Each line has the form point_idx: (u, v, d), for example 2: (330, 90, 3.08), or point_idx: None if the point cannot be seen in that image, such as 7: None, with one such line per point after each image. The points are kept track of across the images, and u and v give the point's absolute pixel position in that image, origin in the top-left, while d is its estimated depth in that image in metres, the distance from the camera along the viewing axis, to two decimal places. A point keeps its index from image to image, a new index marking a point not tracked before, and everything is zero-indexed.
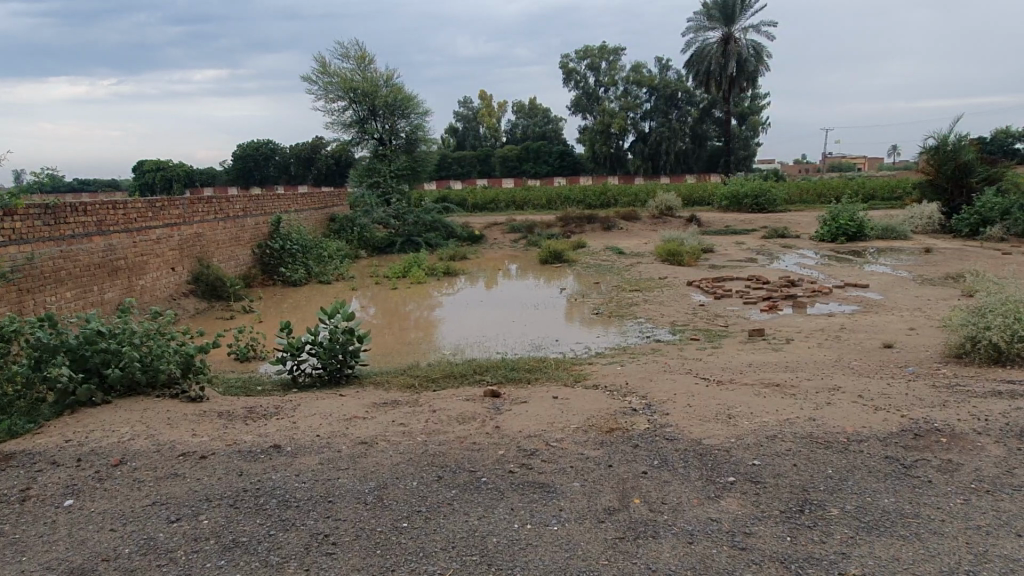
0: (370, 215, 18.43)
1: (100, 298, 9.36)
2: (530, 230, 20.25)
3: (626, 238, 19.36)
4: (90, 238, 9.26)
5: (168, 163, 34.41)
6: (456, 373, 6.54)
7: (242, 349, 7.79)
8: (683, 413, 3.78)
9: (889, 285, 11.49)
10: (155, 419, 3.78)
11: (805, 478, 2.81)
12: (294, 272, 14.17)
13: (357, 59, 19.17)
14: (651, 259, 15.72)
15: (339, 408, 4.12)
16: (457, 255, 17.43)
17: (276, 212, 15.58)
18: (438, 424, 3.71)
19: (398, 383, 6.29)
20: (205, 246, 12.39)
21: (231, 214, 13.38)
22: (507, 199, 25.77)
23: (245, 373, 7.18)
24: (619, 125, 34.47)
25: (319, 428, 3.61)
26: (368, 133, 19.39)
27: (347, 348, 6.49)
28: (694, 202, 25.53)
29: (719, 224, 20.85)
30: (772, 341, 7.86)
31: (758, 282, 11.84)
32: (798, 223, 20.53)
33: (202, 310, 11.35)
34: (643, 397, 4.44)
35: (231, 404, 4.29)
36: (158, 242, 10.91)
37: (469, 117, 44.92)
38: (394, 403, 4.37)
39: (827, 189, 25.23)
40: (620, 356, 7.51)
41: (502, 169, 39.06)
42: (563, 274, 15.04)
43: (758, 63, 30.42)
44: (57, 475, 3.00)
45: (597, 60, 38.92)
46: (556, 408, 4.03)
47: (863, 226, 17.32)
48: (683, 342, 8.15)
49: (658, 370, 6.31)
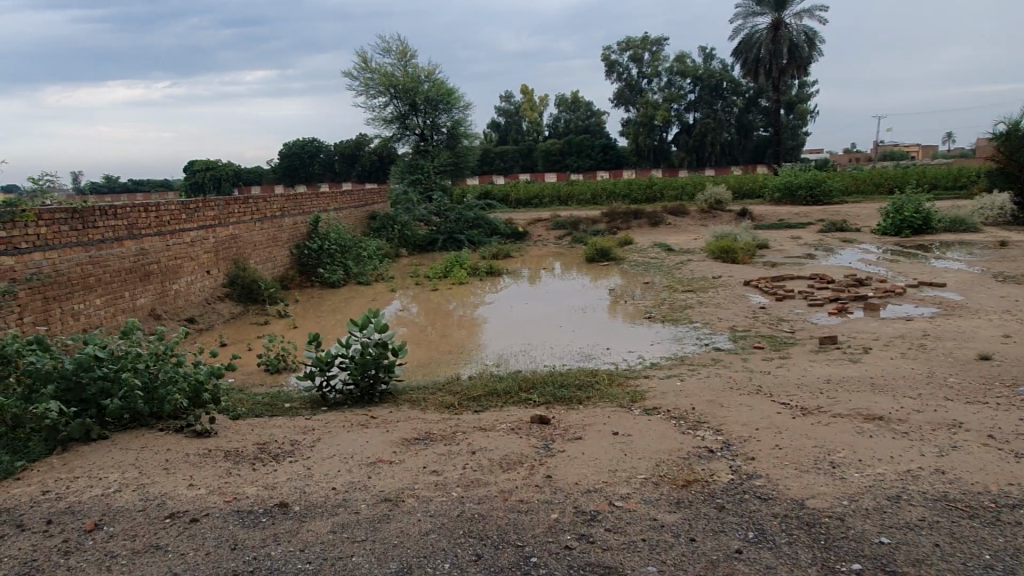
0: (411, 213, 17.92)
1: (131, 305, 9.01)
2: (574, 226, 19.49)
3: (674, 233, 18.56)
4: (120, 243, 8.91)
5: (216, 162, 34.62)
6: (497, 390, 5.92)
7: (273, 360, 7.34)
8: (772, 460, 3.10)
9: (967, 284, 10.53)
10: (152, 462, 3.28)
11: (960, 571, 2.13)
12: (332, 273, 13.72)
13: (398, 54, 18.77)
14: (702, 257, 14.91)
15: (361, 447, 3.53)
16: (500, 253, 16.84)
17: (315, 211, 15.21)
18: (478, 473, 3.10)
19: (436, 403, 5.74)
20: (241, 248, 12.02)
21: (268, 213, 13.00)
22: (550, 194, 25.03)
23: (274, 389, 6.71)
24: (663, 117, 33.55)
25: (339, 477, 3.06)
26: (409, 129, 19.16)
27: (380, 363, 5.97)
28: (745, 194, 24.51)
29: (773, 217, 19.87)
30: (848, 351, 7.07)
31: (822, 282, 10.95)
32: (856, 215, 19.45)
33: (237, 314, 10.95)
34: (719, 430, 3.75)
35: (245, 439, 3.74)
36: (193, 246, 10.54)
37: (512, 111, 44.40)
38: (429, 439, 3.77)
39: (887, 178, 23.90)
40: (678, 367, 6.81)
41: (544, 163, 38.32)
42: (611, 272, 14.35)
43: (810, 49, 29.12)
44: (20, 543, 2.51)
45: (639, 51, 37.96)
46: (618, 449, 3.35)
47: (930, 218, 16.23)
48: (746, 350, 7.42)
49: (724, 388, 5.60)
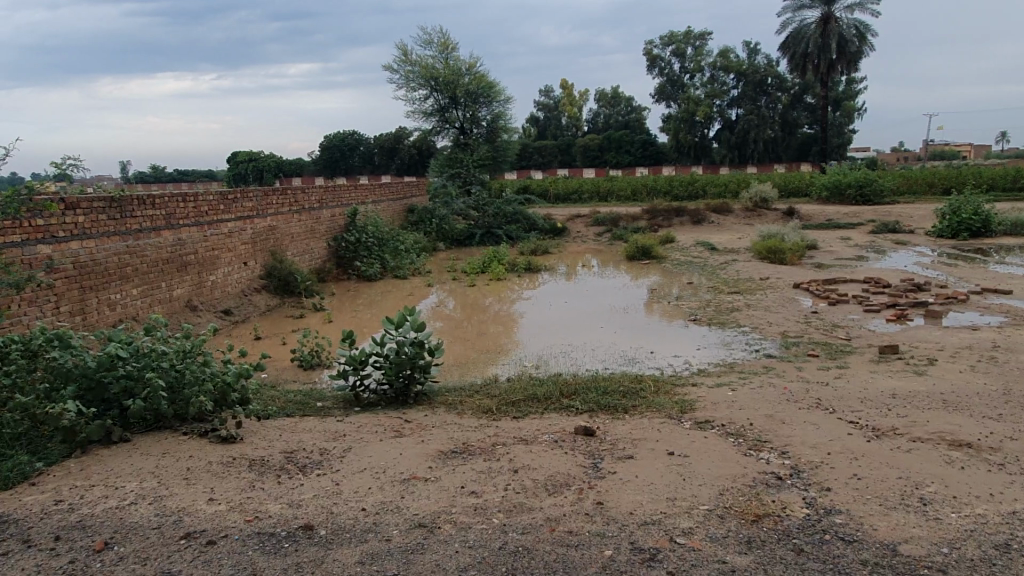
0: (449, 207, 17.71)
1: (168, 295, 8.93)
2: (615, 223, 19.08)
3: (718, 232, 18.03)
4: (158, 233, 8.82)
5: (258, 153, 34.98)
6: (537, 395, 5.62)
7: (307, 356, 7.15)
8: (853, 494, 2.76)
9: None
10: (172, 471, 3.07)
11: None
12: (369, 266, 13.56)
13: (440, 46, 18.58)
14: (748, 257, 14.41)
15: (394, 461, 3.27)
16: (538, 249, 16.51)
17: (353, 203, 15.08)
18: (521, 496, 2.82)
19: (473, 408, 5.47)
20: (279, 240, 11.92)
21: (306, 205, 12.89)
22: (590, 190, 24.62)
23: (307, 386, 6.51)
24: (705, 113, 32.84)
25: (369, 497, 2.81)
26: (449, 122, 19.00)
27: (415, 363, 5.73)
28: (791, 193, 23.79)
29: (821, 217, 19.21)
30: (913, 362, 6.62)
31: (878, 286, 10.41)
32: (910, 216, 18.67)
33: (273, 306, 10.83)
34: (786, 453, 3.41)
35: (271, 446, 3.52)
36: (231, 236, 10.44)
37: (551, 106, 43.97)
38: (467, 453, 3.50)
39: (942, 178, 22.96)
40: (728, 375, 6.43)
41: (583, 158, 37.81)
42: (653, 270, 13.94)
43: (861, 44, 28.14)
44: (25, 563, 2.31)
45: (682, 45, 37.22)
46: (675, 472, 3.04)
47: (990, 220, 15.45)
48: (800, 358, 7.01)
49: (781, 400, 5.24)
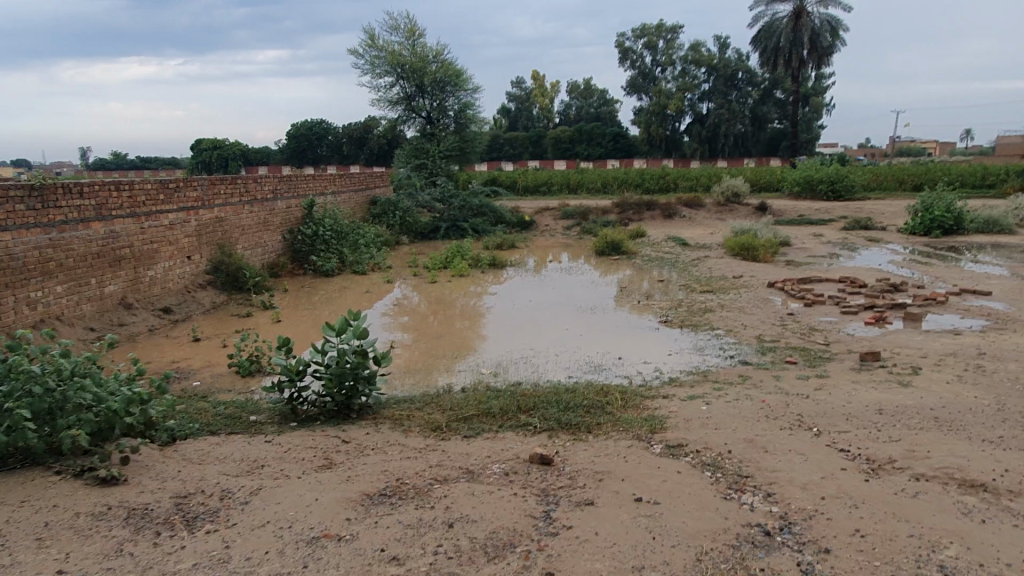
0: (414, 199, 17.06)
1: (99, 293, 8.20)
2: (584, 216, 18.59)
3: (690, 228, 17.64)
4: (87, 225, 8.08)
5: (223, 140, 33.85)
6: (493, 411, 5.05)
7: (245, 362, 6.51)
8: (859, 561, 2.28)
9: (1014, 292, 9.63)
10: (25, 530, 2.48)
11: None
12: (325, 261, 12.87)
13: (406, 32, 17.90)
14: (720, 254, 14.01)
15: (306, 512, 2.70)
16: (506, 242, 15.92)
17: (310, 194, 14.36)
18: (456, 564, 2.28)
19: (421, 425, 4.90)
20: (228, 232, 11.18)
21: (258, 196, 12.16)
22: (560, 182, 24.15)
23: (241, 397, 5.88)
24: (676, 107, 32.54)
25: (264, 567, 2.26)
26: (415, 111, 18.31)
27: (358, 374, 5.11)
28: (762, 188, 23.54)
29: (793, 212, 18.94)
30: (897, 371, 6.20)
31: (854, 286, 10.07)
32: (882, 213, 18.48)
33: (219, 304, 10.11)
34: (771, 495, 2.91)
35: (161, 490, 2.92)
36: (172, 229, 9.71)
37: (523, 97, 43.22)
38: (398, 497, 2.94)
39: (912, 175, 22.87)
40: (701, 386, 5.93)
41: (553, 150, 37.23)
42: (623, 266, 13.48)
43: (833, 39, 27.95)
44: None
45: (654, 38, 36.84)
46: (646, 528, 2.51)
47: (961, 218, 15.27)
48: (778, 366, 6.56)
49: (759, 416, 4.76)
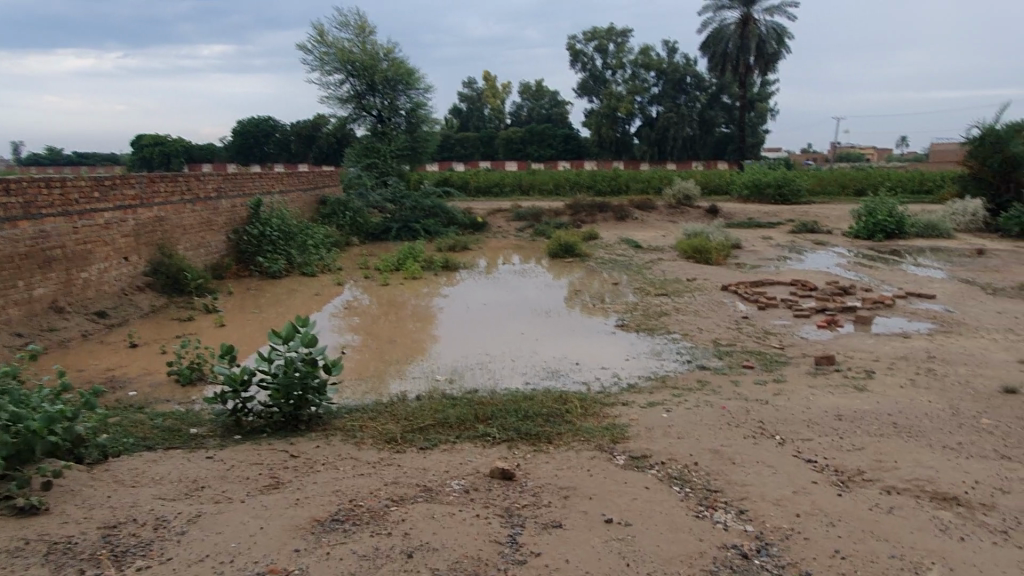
0: (364, 199, 16.70)
1: (26, 296, 7.71)
2: (537, 218, 18.50)
3: (642, 230, 17.70)
4: (13, 224, 7.58)
5: (165, 136, 32.75)
6: (449, 421, 4.85)
7: (186, 370, 6.15)
8: None
9: (957, 295, 9.87)
10: None
11: None
12: (272, 262, 12.45)
13: (356, 29, 17.55)
14: (673, 256, 14.06)
15: (252, 544, 2.47)
16: (459, 244, 15.70)
17: (256, 193, 13.89)
18: None
19: (373, 436, 4.67)
20: (168, 232, 10.70)
21: (201, 194, 11.69)
22: (512, 183, 24.03)
23: (180, 408, 5.54)
24: (626, 109, 32.78)
25: None
26: (366, 109, 17.93)
27: (307, 383, 4.85)
28: (711, 190, 23.83)
29: (741, 215, 19.19)
30: (852, 375, 6.22)
31: (805, 289, 10.17)
32: (827, 217, 18.88)
33: (158, 307, 9.66)
34: (745, 512, 2.80)
35: (87, 521, 2.65)
36: (108, 229, 9.22)
37: (474, 98, 42.98)
38: (353, 521, 2.74)
39: (855, 179, 23.47)
40: (660, 392, 5.84)
41: (505, 151, 37.09)
42: (576, 268, 13.41)
43: (778, 45, 28.53)
44: None
45: (605, 41, 37.09)
46: (619, 555, 2.37)
47: (903, 222, 15.67)
48: (736, 370, 6.53)
49: (722, 424, 4.67)
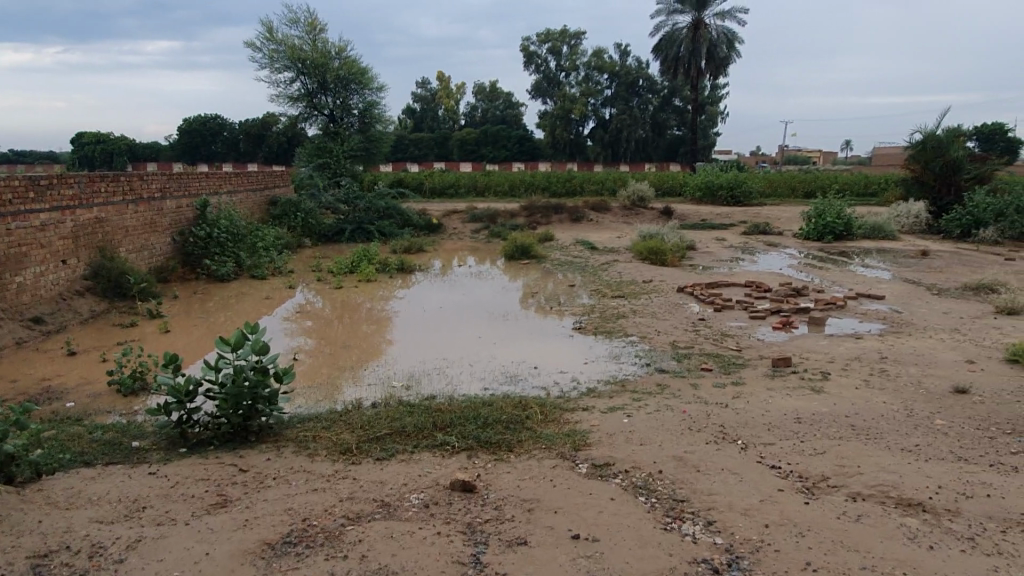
0: (317, 199, 16.36)
1: None
2: (493, 220, 18.40)
3: (597, 231, 17.75)
4: None
5: (107, 134, 31.69)
6: (407, 429, 4.70)
7: (128, 379, 5.86)
8: None
9: (905, 296, 10.10)
10: None
11: None
12: (220, 265, 12.08)
13: (306, 26, 17.20)
14: (629, 257, 14.10)
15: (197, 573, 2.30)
16: (414, 245, 15.50)
17: (204, 193, 13.47)
18: None
19: (328, 447, 4.49)
20: (110, 234, 10.27)
21: (145, 194, 11.27)
22: (467, 184, 23.87)
23: (121, 420, 5.26)
24: (580, 111, 32.94)
25: None
26: (317, 108, 17.57)
27: (257, 393, 4.64)
28: (664, 192, 24.05)
29: (695, 217, 19.41)
30: (808, 377, 6.27)
31: (759, 291, 10.28)
32: (777, 218, 19.21)
33: (100, 312, 9.26)
34: (714, 524, 2.74)
35: (15, 554, 2.44)
36: (45, 230, 8.80)
37: (428, 98, 42.69)
38: (306, 543, 2.59)
39: (803, 182, 23.97)
40: (620, 396, 5.78)
41: (459, 152, 36.91)
42: (533, 270, 13.34)
43: (728, 50, 29.00)
44: None
45: (558, 43, 37.23)
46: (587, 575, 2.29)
47: (851, 224, 16.02)
48: (694, 373, 6.53)
49: (683, 429, 4.63)
